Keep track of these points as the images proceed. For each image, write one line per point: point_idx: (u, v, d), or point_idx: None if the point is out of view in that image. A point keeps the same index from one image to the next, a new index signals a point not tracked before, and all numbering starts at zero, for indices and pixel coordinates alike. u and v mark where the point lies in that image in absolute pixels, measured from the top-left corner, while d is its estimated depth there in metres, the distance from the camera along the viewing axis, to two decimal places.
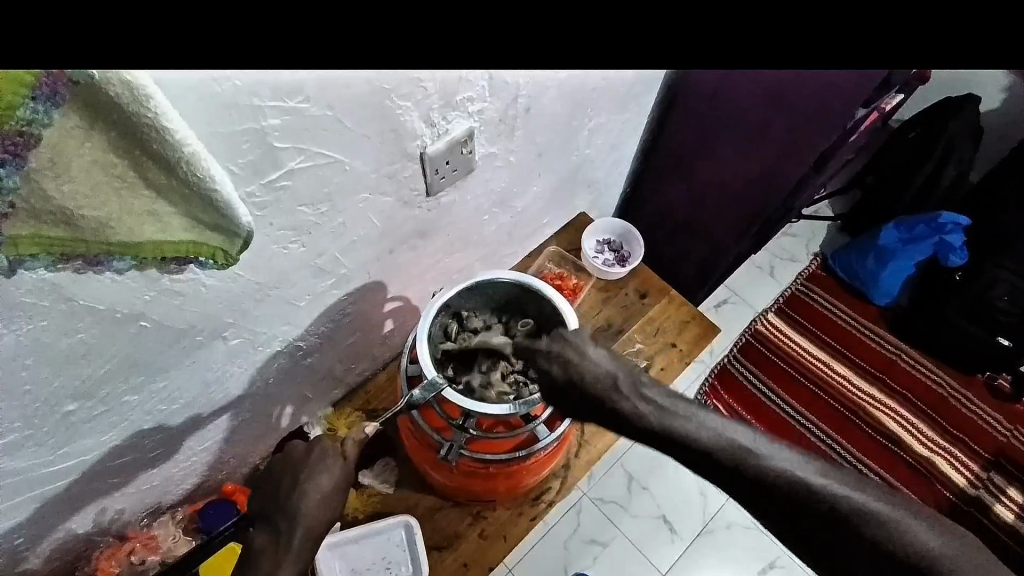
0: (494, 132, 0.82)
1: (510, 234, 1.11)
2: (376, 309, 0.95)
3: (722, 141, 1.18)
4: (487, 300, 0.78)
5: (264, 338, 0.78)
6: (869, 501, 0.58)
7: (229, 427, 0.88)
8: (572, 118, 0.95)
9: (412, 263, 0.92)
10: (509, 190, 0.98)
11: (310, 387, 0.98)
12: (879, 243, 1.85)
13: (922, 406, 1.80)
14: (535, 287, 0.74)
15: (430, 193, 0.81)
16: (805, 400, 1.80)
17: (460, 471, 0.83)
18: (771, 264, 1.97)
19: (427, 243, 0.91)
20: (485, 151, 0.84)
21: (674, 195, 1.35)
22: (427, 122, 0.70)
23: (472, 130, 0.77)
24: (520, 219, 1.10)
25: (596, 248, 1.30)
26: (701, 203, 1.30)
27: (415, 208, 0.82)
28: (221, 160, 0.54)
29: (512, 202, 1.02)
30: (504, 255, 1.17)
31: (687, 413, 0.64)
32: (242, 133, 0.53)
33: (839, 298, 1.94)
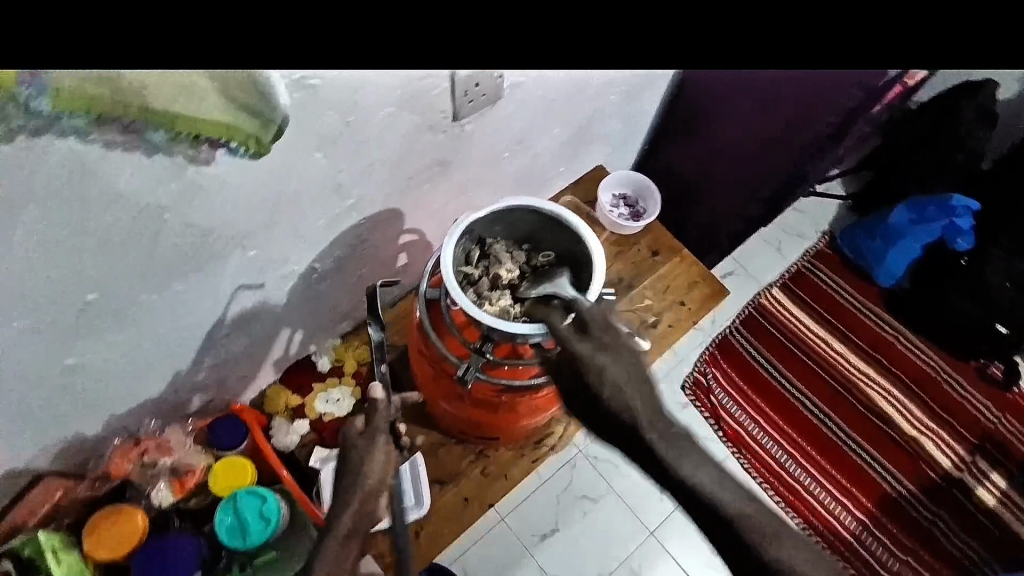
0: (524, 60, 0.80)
1: (527, 178, 1.10)
2: (391, 240, 0.94)
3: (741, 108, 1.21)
4: (510, 228, 0.76)
5: (281, 253, 0.78)
6: None
7: (240, 346, 0.88)
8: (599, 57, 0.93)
9: (432, 194, 0.91)
10: (532, 129, 0.97)
11: (321, 315, 0.98)
12: (888, 223, 1.84)
13: (915, 388, 1.82)
14: (561, 216, 0.72)
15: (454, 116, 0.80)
16: (800, 374, 1.82)
17: (472, 401, 0.83)
18: (779, 239, 1.97)
19: (447, 175, 0.90)
20: (513, 81, 0.81)
21: (693, 150, 1.35)
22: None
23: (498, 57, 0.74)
24: (539, 163, 1.09)
25: (611, 201, 1.28)
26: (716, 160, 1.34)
27: (438, 130, 0.81)
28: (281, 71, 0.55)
29: (533, 141, 1.01)
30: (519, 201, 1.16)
31: None
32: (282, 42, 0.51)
33: (845, 278, 1.94)
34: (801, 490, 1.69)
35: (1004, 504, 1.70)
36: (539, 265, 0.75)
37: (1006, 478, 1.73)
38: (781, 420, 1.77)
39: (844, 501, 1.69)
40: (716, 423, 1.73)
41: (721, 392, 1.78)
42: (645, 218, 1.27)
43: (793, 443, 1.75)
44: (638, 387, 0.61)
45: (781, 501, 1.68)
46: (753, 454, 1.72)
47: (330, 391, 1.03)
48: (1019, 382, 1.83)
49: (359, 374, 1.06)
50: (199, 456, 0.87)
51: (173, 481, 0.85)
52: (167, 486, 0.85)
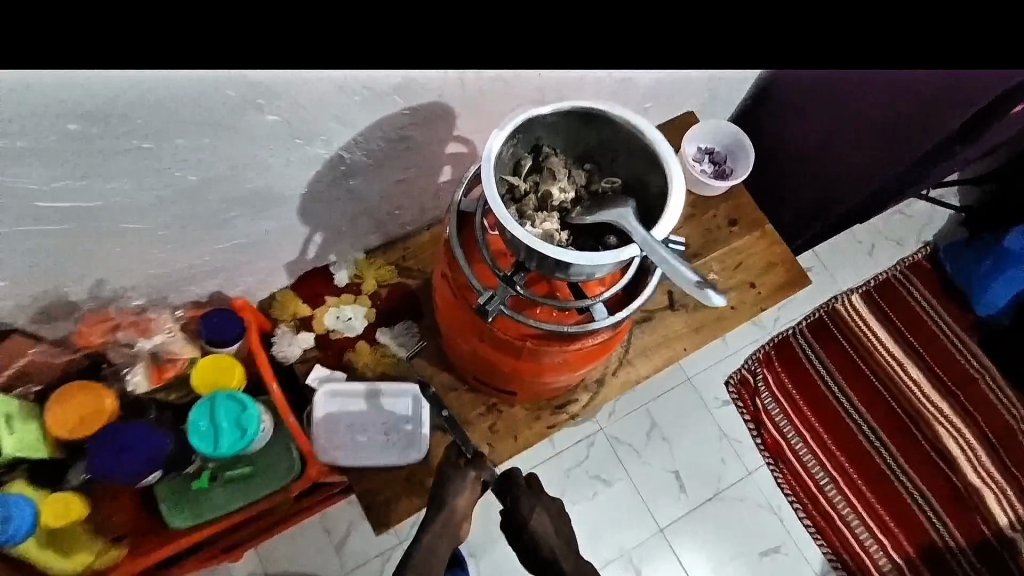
0: None
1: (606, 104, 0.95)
2: (438, 146, 0.82)
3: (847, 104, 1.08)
4: (575, 139, 0.62)
5: (306, 130, 0.68)
6: None
7: (251, 233, 0.80)
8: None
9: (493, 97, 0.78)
10: None
11: (347, 219, 0.88)
12: (1003, 244, 1.61)
13: (987, 431, 1.61)
14: (639, 128, 0.57)
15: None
16: (860, 392, 1.63)
17: (493, 341, 0.71)
18: (872, 243, 1.77)
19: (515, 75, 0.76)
20: None
21: (802, 122, 1.16)
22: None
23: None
24: (623, 90, 0.93)
25: (696, 154, 1.12)
26: (820, 142, 1.17)
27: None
28: None
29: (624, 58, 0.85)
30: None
31: None
32: None
33: (935, 297, 1.72)
34: (836, 518, 1.53)
35: None
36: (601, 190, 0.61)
37: None
38: (829, 439, 1.59)
39: (882, 538, 1.52)
40: (755, 429, 1.58)
41: (768, 396, 1.61)
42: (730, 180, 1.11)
43: (838, 466, 1.57)
44: (552, 525, 0.81)
45: (810, 525, 1.52)
46: (789, 467, 1.56)
47: (343, 308, 0.94)
48: None
49: (378, 295, 0.96)
50: (181, 346, 0.83)
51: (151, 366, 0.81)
52: (144, 373, 0.81)
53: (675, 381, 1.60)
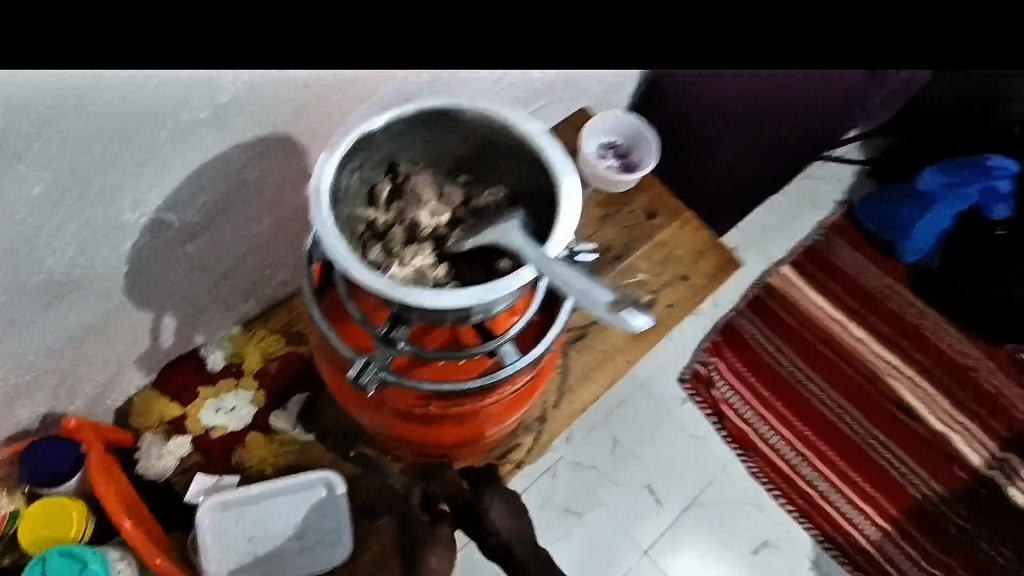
0: None
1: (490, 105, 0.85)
2: (295, 189, 0.72)
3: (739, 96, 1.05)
4: (439, 150, 0.51)
5: (104, 191, 0.58)
6: None
7: (76, 327, 0.68)
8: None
9: (343, 121, 0.69)
10: None
11: (206, 291, 0.75)
12: (918, 189, 1.61)
13: (941, 376, 1.59)
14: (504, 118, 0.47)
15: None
16: (813, 362, 1.59)
17: (392, 411, 0.58)
18: (793, 211, 1.74)
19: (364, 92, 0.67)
20: None
21: (706, 94, 1.07)
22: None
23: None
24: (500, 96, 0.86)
25: (599, 150, 1.03)
26: (723, 111, 1.09)
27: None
28: None
29: None
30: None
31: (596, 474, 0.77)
32: None
33: (863, 253, 1.71)
34: (817, 497, 1.46)
35: None
36: (481, 206, 0.50)
37: None
38: (793, 417, 1.54)
39: (865, 507, 1.47)
40: (718, 422, 1.50)
41: (723, 384, 1.54)
42: (639, 171, 1.02)
43: (807, 443, 1.51)
44: None
45: (794, 512, 1.45)
46: (759, 454, 1.49)
47: (223, 398, 0.79)
48: None
49: (267, 371, 0.82)
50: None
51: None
52: None
53: (629, 391, 1.51)
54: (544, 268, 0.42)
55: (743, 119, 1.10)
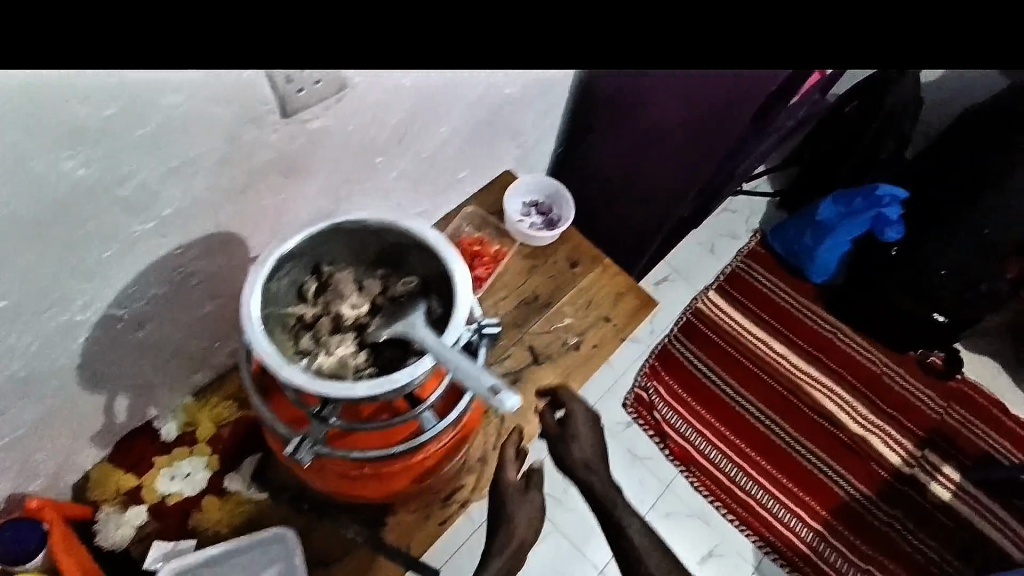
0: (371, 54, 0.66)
1: (418, 178, 0.95)
2: (239, 272, 0.79)
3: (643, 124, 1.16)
4: (358, 247, 0.59)
5: (57, 295, 0.64)
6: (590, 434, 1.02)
7: (33, 415, 0.72)
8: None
9: (280, 209, 0.77)
10: (406, 125, 0.83)
11: (158, 368, 0.81)
12: (818, 218, 1.81)
13: (856, 383, 1.77)
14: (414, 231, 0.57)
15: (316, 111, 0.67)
16: (743, 379, 1.75)
17: (332, 473, 0.65)
18: (712, 241, 1.96)
19: (298, 184, 0.76)
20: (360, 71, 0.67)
21: (618, 126, 1.18)
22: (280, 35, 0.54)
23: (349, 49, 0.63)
24: (427, 170, 0.96)
25: (523, 210, 1.16)
26: (638, 151, 1.21)
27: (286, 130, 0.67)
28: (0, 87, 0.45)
29: (413, 142, 0.87)
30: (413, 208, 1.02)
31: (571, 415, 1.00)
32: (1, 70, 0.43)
33: (776, 274, 1.94)
34: (757, 505, 1.57)
35: (960, 497, 1.64)
36: (398, 293, 0.58)
37: (958, 469, 1.67)
38: (729, 431, 1.66)
39: (800, 511, 1.58)
40: (661, 441, 1.61)
41: (664, 405, 1.67)
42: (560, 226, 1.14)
43: (743, 454, 1.64)
44: None
45: (736, 521, 1.55)
46: (701, 469, 1.60)
47: (178, 465, 0.84)
48: (960, 368, 1.80)
49: (219, 437, 0.87)
50: None
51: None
52: None
53: None
54: (440, 356, 0.50)
55: (652, 151, 1.20)
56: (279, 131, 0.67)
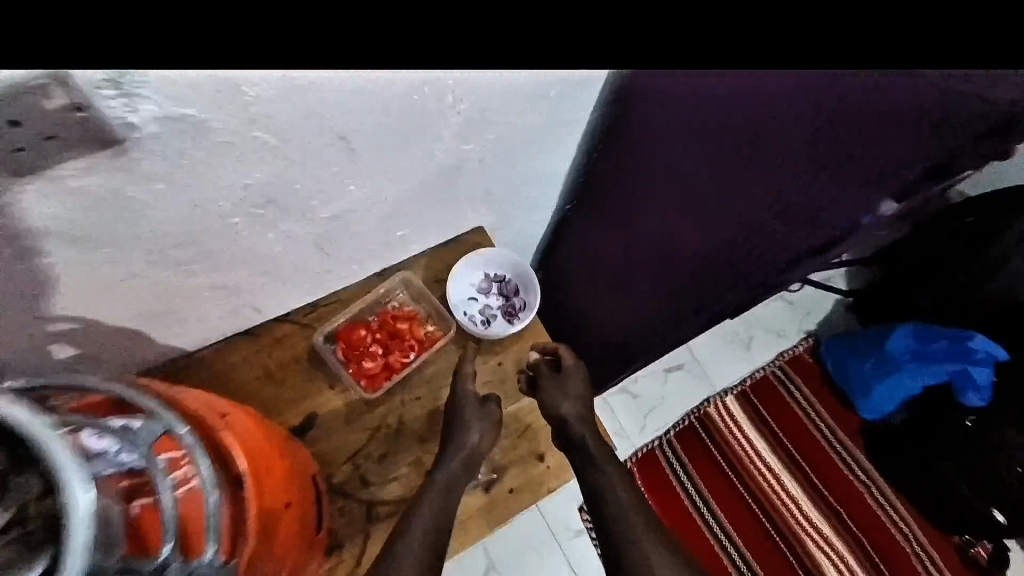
0: (184, 86, 0.44)
1: (329, 233, 0.73)
2: (19, 331, 0.57)
3: (652, 201, 0.90)
4: None
5: None
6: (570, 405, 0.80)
7: None
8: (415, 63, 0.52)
9: (74, 266, 0.55)
10: (290, 179, 0.60)
11: None
12: (885, 348, 1.48)
13: (876, 558, 1.38)
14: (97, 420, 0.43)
15: (89, 161, 0.46)
16: (734, 514, 1.42)
17: None
18: (750, 335, 1.68)
19: (99, 239, 0.53)
20: (159, 111, 0.46)
21: (624, 188, 0.91)
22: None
23: (130, 88, 0.42)
24: (343, 226, 0.73)
25: (480, 287, 0.94)
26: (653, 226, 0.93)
27: (41, 183, 0.46)
28: None
29: (308, 200, 0.64)
30: (325, 267, 0.79)
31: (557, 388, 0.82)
32: None
33: (819, 396, 1.54)
34: None
35: None
36: None
37: None
38: None
39: None
40: None
41: None
42: (520, 321, 0.93)
43: None
44: None
45: None
46: None
47: None
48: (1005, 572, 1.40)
49: None
50: None
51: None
52: None
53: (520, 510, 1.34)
54: None
55: (660, 234, 0.93)
56: (38, 187, 0.46)
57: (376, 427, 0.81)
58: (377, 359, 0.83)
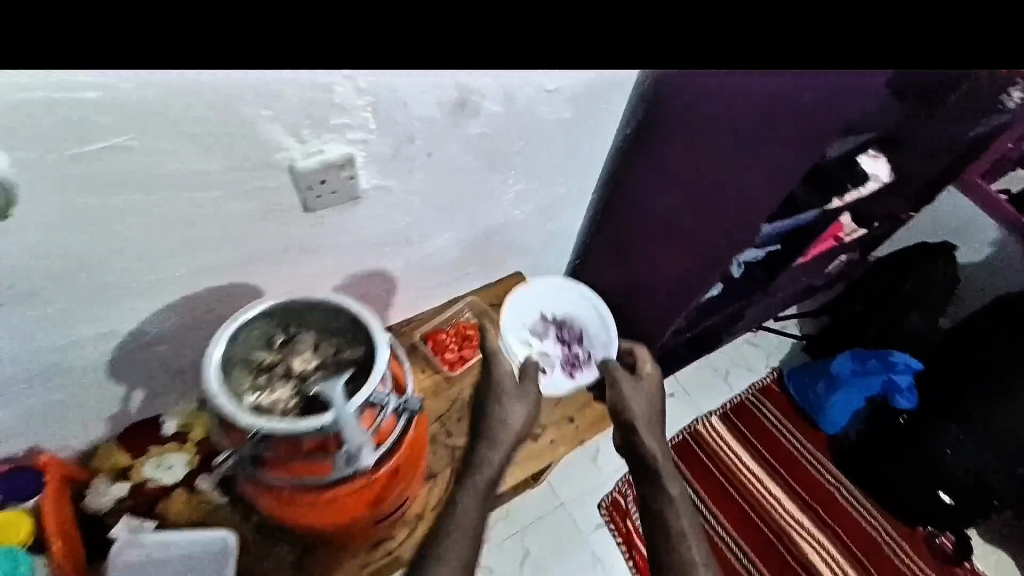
0: (384, 165, 0.82)
1: (427, 264, 1.11)
2: None
3: (662, 212, 1.14)
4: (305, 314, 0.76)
5: (97, 310, 0.78)
6: (639, 416, 1.05)
7: (49, 399, 0.87)
8: (486, 153, 0.92)
9: (290, 276, 0.92)
10: (415, 229, 0.99)
11: (167, 379, 0.96)
12: (832, 371, 1.79)
13: (851, 544, 1.69)
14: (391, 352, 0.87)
15: (335, 210, 0.84)
16: (733, 515, 1.72)
17: (282, 502, 0.83)
18: (727, 368, 1.95)
19: (308, 260, 0.90)
20: (374, 182, 0.84)
21: (640, 207, 1.18)
22: (305, 114, 0.68)
23: (372, 173, 0.82)
24: (434, 260, 1.11)
25: (541, 334, 1.24)
26: (662, 234, 1.17)
27: (297, 227, 0.84)
28: (54, 147, 0.59)
29: (419, 241, 1.03)
30: (419, 293, 1.17)
31: (634, 397, 1.07)
32: (89, 151, 0.61)
33: (788, 415, 1.89)
34: None
35: None
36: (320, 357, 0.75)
37: None
38: None
39: None
40: (629, 552, 1.60)
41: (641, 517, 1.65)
42: (586, 370, 1.23)
43: None
44: None
45: None
46: None
47: (165, 457, 0.98)
48: (970, 558, 1.68)
49: (207, 442, 1.01)
50: None
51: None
52: None
53: (550, 509, 1.63)
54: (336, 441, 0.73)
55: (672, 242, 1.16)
56: (297, 224, 0.83)
57: (455, 398, 1.17)
58: (455, 353, 1.21)
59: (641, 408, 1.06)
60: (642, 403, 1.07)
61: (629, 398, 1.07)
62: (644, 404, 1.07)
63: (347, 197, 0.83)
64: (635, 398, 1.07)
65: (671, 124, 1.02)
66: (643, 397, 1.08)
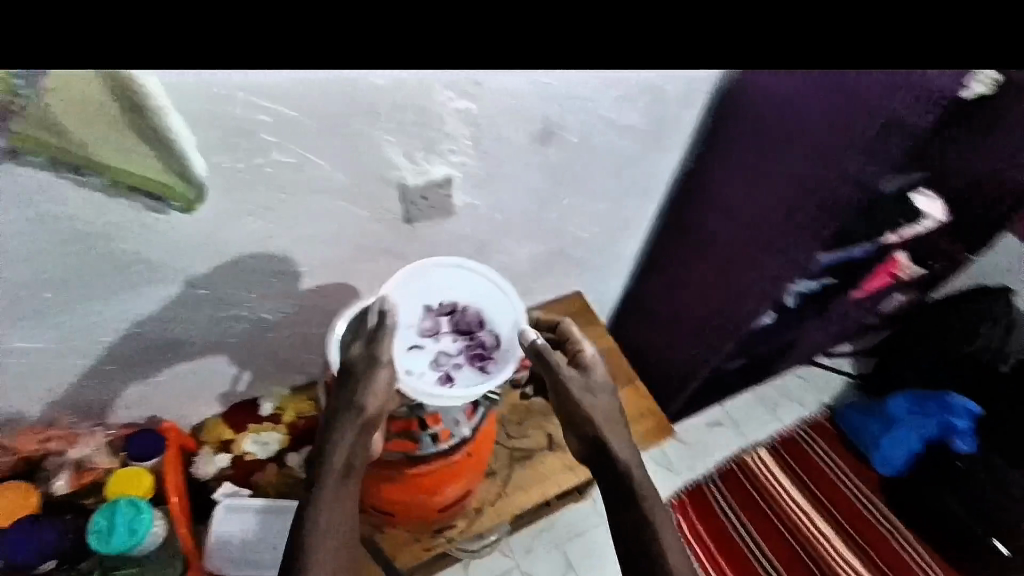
0: (476, 186, 0.94)
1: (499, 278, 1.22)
2: None
3: (718, 238, 1.23)
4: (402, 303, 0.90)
5: (230, 297, 0.92)
6: (582, 401, 0.92)
7: (177, 372, 1.01)
8: (561, 179, 1.03)
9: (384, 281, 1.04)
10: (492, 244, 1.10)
11: (270, 366, 1.09)
12: (888, 409, 1.84)
13: None
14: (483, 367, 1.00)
15: (429, 225, 0.97)
16: (778, 547, 1.71)
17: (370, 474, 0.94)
18: (776, 401, 1.97)
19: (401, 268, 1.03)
20: (465, 200, 0.96)
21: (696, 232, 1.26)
22: (421, 140, 0.81)
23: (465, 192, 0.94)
24: (506, 274, 1.22)
25: (425, 328, 0.86)
26: (720, 259, 1.26)
27: (398, 236, 0.96)
28: (229, 157, 0.73)
29: (494, 256, 1.14)
30: None
31: (577, 382, 0.93)
32: (258, 163, 0.75)
33: (836, 451, 1.89)
34: None
35: None
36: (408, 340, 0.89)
37: None
38: None
39: None
40: None
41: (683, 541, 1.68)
42: (499, 362, 0.88)
43: None
44: None
45: None
46: None
47: (262, 433, 1.13)
48: None
49: (295, 424, 1.15)
50: (108, 460, 1.02)
51: (27, 484, 0.98)
52: (68, 479, 0.99)
53: (593, 524, 1.68)
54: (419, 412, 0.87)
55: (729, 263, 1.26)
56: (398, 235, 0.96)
57: (516, 402, 1.26)
58: None
59: (579, 393, 0.92)
60: (587, 388, 0.93)
61: (576, 388, 0.92)
62: (588, 390, 0.93)
63: (441, 213, 0.95)
64: (579, 390, 0.92)
65: (726, 156, 1.11)
66: (583, 384, 0.92)
